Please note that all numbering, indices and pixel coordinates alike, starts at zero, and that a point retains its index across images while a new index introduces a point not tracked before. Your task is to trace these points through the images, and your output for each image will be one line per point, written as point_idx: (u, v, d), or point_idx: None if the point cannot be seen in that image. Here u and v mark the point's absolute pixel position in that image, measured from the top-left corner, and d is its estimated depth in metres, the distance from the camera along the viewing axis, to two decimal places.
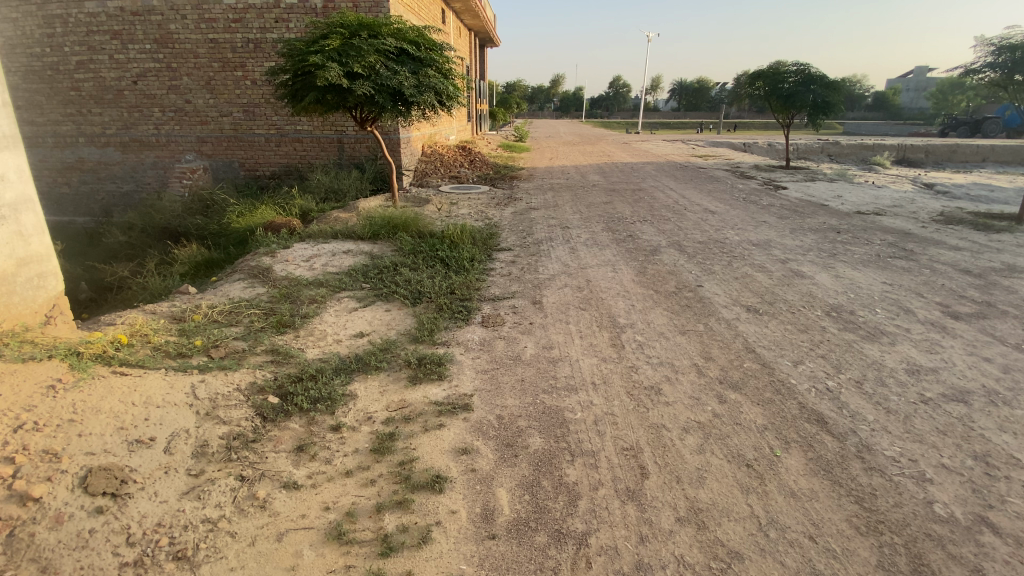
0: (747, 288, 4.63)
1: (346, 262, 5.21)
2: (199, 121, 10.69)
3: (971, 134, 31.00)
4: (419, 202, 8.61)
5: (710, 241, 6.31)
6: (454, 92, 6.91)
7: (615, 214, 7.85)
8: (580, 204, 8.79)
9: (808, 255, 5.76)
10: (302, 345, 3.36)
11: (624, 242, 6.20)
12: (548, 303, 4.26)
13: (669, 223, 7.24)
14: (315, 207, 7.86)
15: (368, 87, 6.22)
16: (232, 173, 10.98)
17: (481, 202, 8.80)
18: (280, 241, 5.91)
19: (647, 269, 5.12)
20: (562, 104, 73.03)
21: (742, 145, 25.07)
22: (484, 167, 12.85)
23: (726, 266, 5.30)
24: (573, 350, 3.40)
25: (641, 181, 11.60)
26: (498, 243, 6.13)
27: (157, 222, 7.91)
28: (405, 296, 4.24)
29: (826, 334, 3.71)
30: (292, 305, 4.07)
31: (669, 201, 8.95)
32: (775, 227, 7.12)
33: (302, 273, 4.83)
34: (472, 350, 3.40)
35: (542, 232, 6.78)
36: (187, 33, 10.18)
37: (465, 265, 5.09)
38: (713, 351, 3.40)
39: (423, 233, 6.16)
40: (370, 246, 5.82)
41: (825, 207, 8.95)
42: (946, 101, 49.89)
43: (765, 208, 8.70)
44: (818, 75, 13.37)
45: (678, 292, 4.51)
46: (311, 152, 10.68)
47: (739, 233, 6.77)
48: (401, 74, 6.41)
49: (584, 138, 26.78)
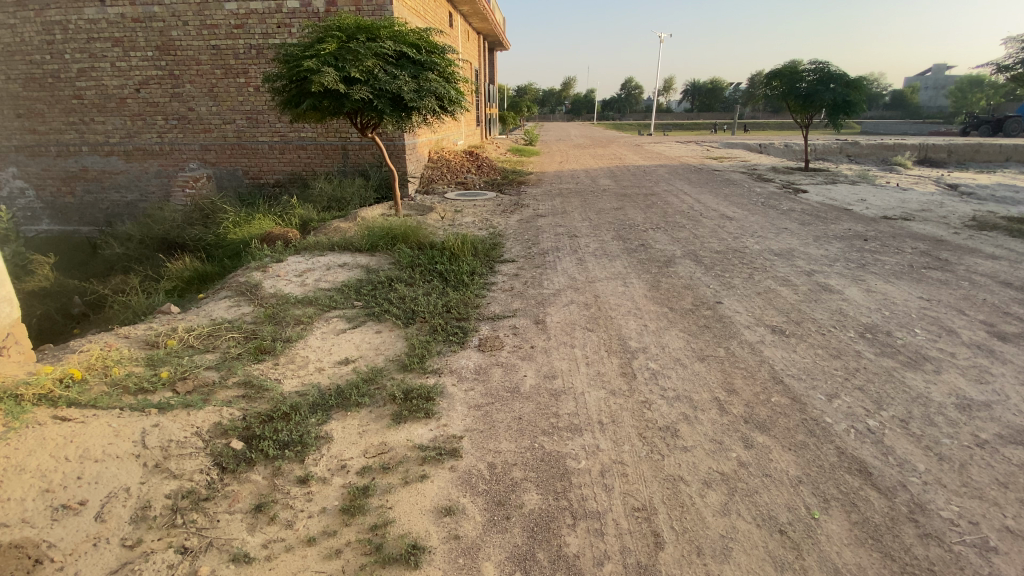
0: (770, 305, 4.25)
1: (340, 277, 4.92)
2: (202, 129, 10.55)
3: (993, 133, 29.98)
4: (422, 211, 8.32)
5: (727, 250, 5.93)
6: (457, 96, 6.60)
7: (626, 222, 7.49)
8: (590, 210, 8.43)
9: (835, 266, 5.35)
10: (279, 375, 3.06)
11: (636, 252, 5.85)
12: (553, 322, 3.92)
13: (683, 231, 6.86)
14: (315, 217, 7.62)
15: (365, 92, 5.95)
16: (236, 181, 10.81)
17: (487, 210, 8.49)
18: (274, 254, 5.64)
19: (660, 283, 4.76)
20: (574, 107, 72.73)
21: (758, 146, 24.50)
22: (493, 172, 12.55)
23: (746, 279, 4.91)
24: (578, 380, 3.05)
25: (653, 185, 11.21)
26: (501, 254, 5.80)
27: (155, 233, 7.73)
28: (398, 316, 3.92)
29: (861, 361, 3.32)
30: (276, 327, 3.78)
31: (683, 207, 8.57)
32: (797, 235, 6.71)
33: (292, 290, 4.55)
34: (466, 380, 3.07)
35: (549, 241, 6.44)
36: (189, 40, 10.04)
37: (465, 279, 4.77)
38: (736, 382, 3.03)
39: (423, 245, 5.85)
40: (367, 259, 5.53)
41: (848, 212, 8.50)
42: (967, 99, 48.59)
43: (785, 213, 8.27)
44: (838, 74, 12.87)
45: (695, 309, 4.15)
46: (314, 159, 10.46)
47: (758, 241, 6.38)
48: (400, 78, 6.12)
49: (596, 141, 26.41)
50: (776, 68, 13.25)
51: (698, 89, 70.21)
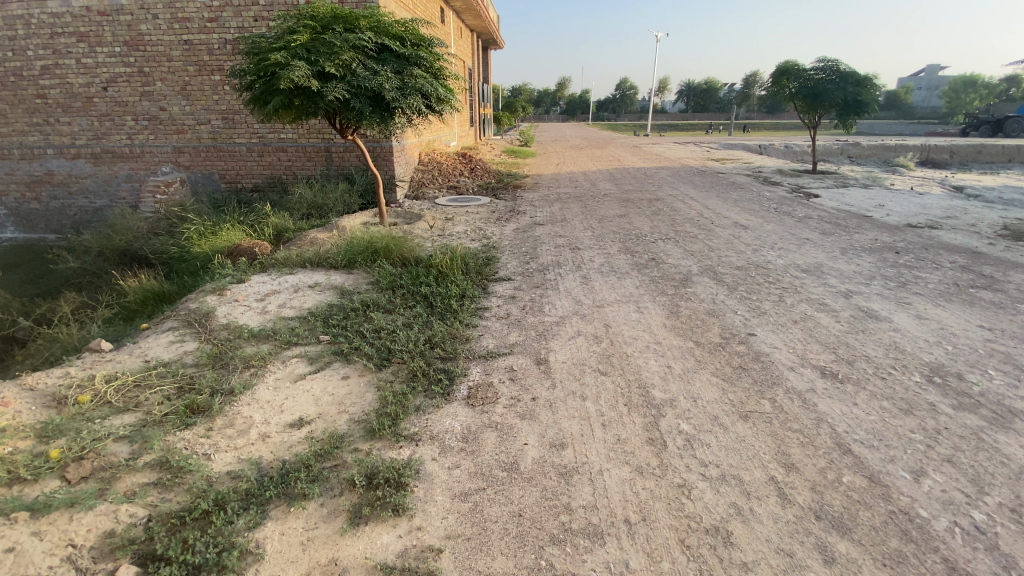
0: (811, 338, 3.62)
1: (308, 302, 4.24)
2: (175, 130, 9.83)
3: (993, 133, 29.53)
4: (410, 218, 7.65)
5: (749, 266, 5.31)
6: (447, 95, 5.91)
7: (632, 231, 6.85)
8: (591, 218, 7.78)
9: (873, 286, 4.73)
10: (209, 448, 2.40)
11: (646, 268, 5.21)
12: (559, 361, 3.26)
13: (696, 242, 6.22)
14: (291, 226, 6.94)
15: (342, 90, 5.27)
16: (212, 185, 10.11)
17: (480, 217, 7.84)
18: (236, 272, 4.96)
19: (679, 309, 4.12)
20: (568, 108, 72.23)
21: (758, 147, 23.93)
22: (487, 176, 11.89)
23: (777, 303, 4.27)
24: (594, 451, 2.39)
25: (656, 190, 10.58)
26: (495, 271, 5.14)
27: (114, 243, 7.04)
28: (371, 355, 3.24)
29: (940, 419, 2.70)
30: (220, 373, 3.11)
31: (691, 214, 7.94)
32: (822, 247, 6.08)
33: (249, 320, 3.87)
34: (449, 449, 2.41)
35: (548, 255, 5.78)
36: (159, 34, 9.32)
37: (453, 304, 4.09)
38: (794, 454, 2.39)
39: (407, 261, 5.17)
40: (342, 278, 4.85)
41: (868, 219, 7.92)
42: (962, 99, 48.39)
43: (802, 221, 7.65)
44: (849, 72, 12.26)
45: (724, 344, 3.51)
46: (295, 162, 9.76)
47: (780, 254, 5.76)
48: (382, 74, 5.43)
49: (593, 142, 25.79)
50: (784, 67, 12.71)
51: (694, 89, 69.78)
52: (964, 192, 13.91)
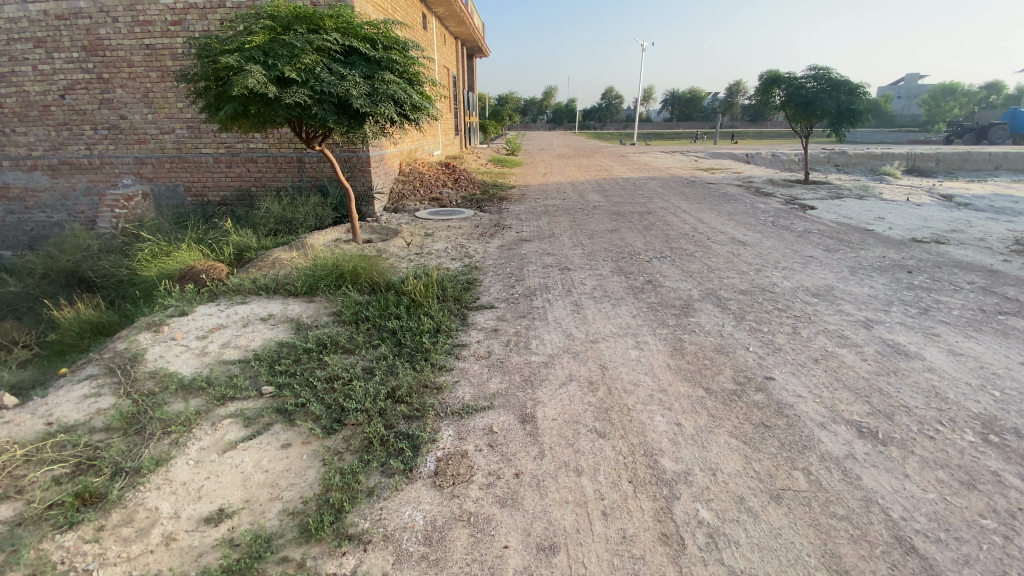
0: (838, 383, 3.14)
1: (257, 340, 3.68)
2: (137, 140, 9.18)
3: (977, 141, 29.80)
4: (386, 235, 7.10)
5: (755, 289, 4.85)
6: (422, 102, 5.37)
7: (625, 249, 6.36)
8: (581, 233, 7.30)
9: (893, 314, 4.28)
10: (91, 563, 1.90)
11: (643, 292, 4.71)
12: (547, 417, 2.73)
13: (694, 261, 5.76)
14: (255, 244, 6.37)
15: (303, 96, 4.71)
16: (177, 199, 9.44)
17: (462, 232, 7.32)
18: (182, 302, 4.37)
19: (683, 344, 3.61)
20: (555, 116, 72.26)
21: (746, 156, 23.77)
22: (471, 187, 11.38)
23: (793, 336, 3.79)
24: (593, 558, 1.87)
25: (647, 201, 10.15)
26: (476, 297, 4.61)
27: (60, 264, 6.40)
28: (320, 414, 2.69)
29: (1011, 496, 2.21)
30: (135, 442, 2.56)
31: (686, 229, 7.50)
32: (829, 267, 5.64)
33: (185, 365, 3.32)
34: (407, 557, 1.87)
35: (534, 277, 5.26)
36: (119, 38, 8.70)
37: (425, 341, 3.55)
38: (845, 556, 1.89)
39: (377, 286, 4.63)
40: (302, 307, 4.29)
41: (871, 233, 7.53)
42: (941, 108, 49.13)
43: (803, 236, 7.24)
44: (841, 81, 11.99)
45: (739, 391, 3.01)
46: (266, 173, 9.16)
47: (786, 275, 5.31)
48: (349, 79, 4.87)
49: (580, 150, 25.46)
50: (774, 76, 12.44)
51: (679, 99, 70.24)
52: (955, 202, 13.70)
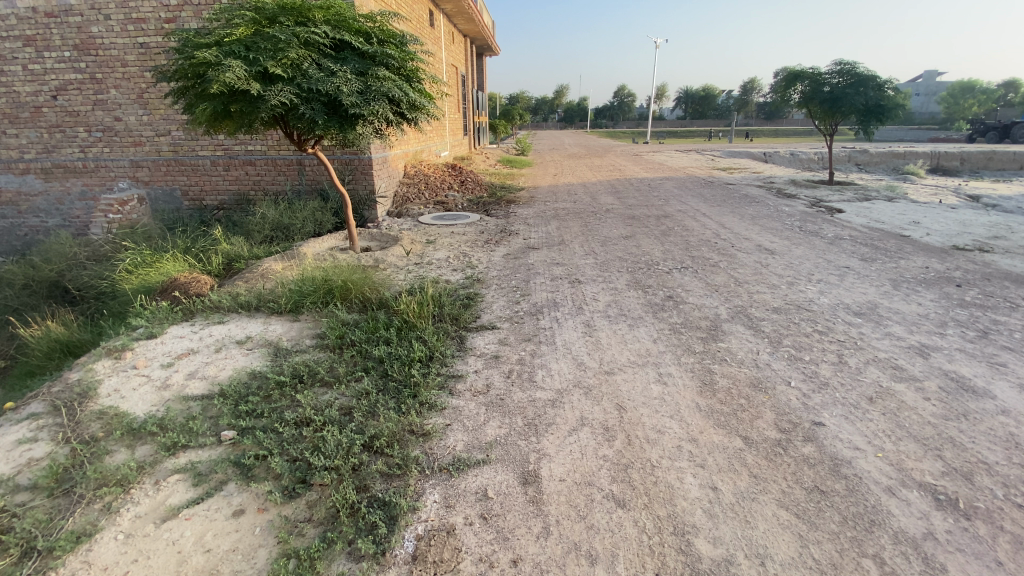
0: (900, 431, 2.64)
1: (227, 369, 3.25)
2: (132, 143, 8.86)
3: (1003, 139, 28.77)
4: (386, 242, 6.68)
5: (789, 306, 4.35)
6: (421, 101, 4.92)
7: (642, 258, 5.87)
8: (593, 239, 6.83)
9: (951, 338, 3.76)
10: None
11: (664, 311, 4.22)
12: (554, 477, 2.27)
13: (719, 273, 5.25)
14: (245, 253, 5.97)
15: (287, 94, 4.27)
16: (173, 203, 9.08)
17: (467, 239, 6.89)
18: (154, 321, 3.98)
19: (713, 378, 3.12)
20: (567, 115, 71.66)
21: (762, 155, 23.05)
22: (478, 189, 10.95)
23: (839, 368, 3.30)
24: None
25: (663, 204, 9.64)
26: (477, 315, 4.16)
27: (42, 274, 6.12)
28: (281, 472, 2.25)
29: None
30: (61, 508, 2.15)
31: (707, 235, 6.99)
32: (868, 280, 5.11)
33: (141, 402, 2.92)
34: None
35: (543, 291, 4.79)
36: (112, 37, 8.38)
37: (416, 372, 3.09)
38: None
39: (369, 304, 4.20)
40: (284, 328, 3.86)
41: (906, 240, 6.97)
42: (963, 105, 47.79)
43: (834, 243, 6.69)
44: (869, 76, 11.37)
45: (784, 442, 2.53)
46: (264, 176, 8.79)
47: (822, 289, 4.80)
48: (339, 75, 4.44)
49: (592, 150, 24.97)
50: (797, 71, 11.81)
51: (692, 97, 69.34)
52: (984, 202, 13.01)
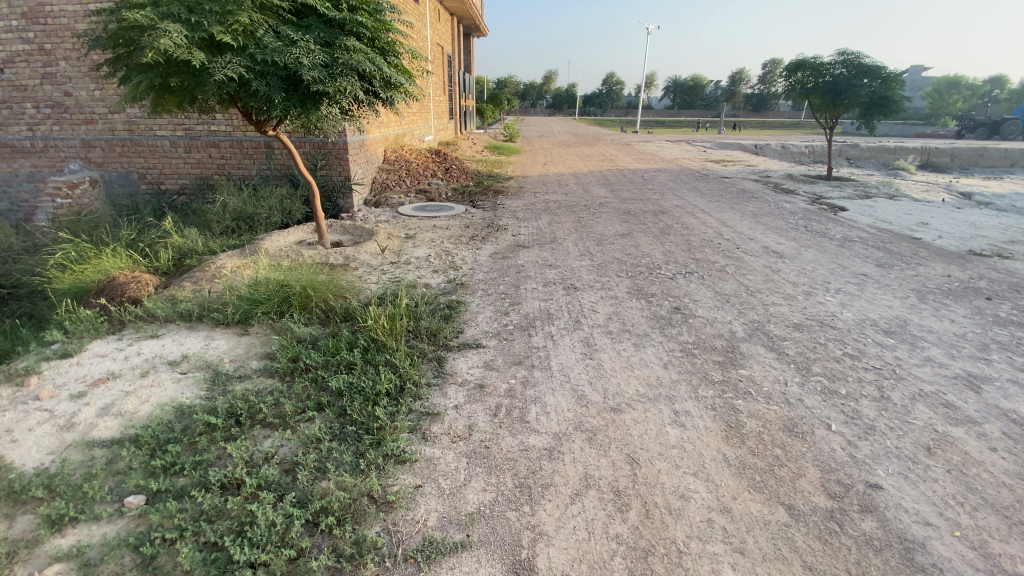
0: (973, 498, 2.17)
1: (150, 403, 2.67)
2: (83, 120, 8.03)
3: (989, 136, 28.75)
4: (360, 236, 6.07)
5: (812, 322, 3.87)
6: (396, 78, 4.30)
7: (641, 260, 5.35)
8: (588, 237, 6.30)
9: (1000, 365, 3.31)
10: None
11: (672, 327, 3.70)
12: (553, 572, 1.75)
13: (727, 280, 4.74)
14: (200, 247, 5.32)
15: (237, 66, 3.62)
16: (130, 187, 8.31)
17: (450, 234, 6.31)
18: (77, 334, 3.35)
19: (741, 421, 2.60)
20: (555, 102, 70.65)
21: (754, 147, 22.66)
22: (463, 177, 10.32)
23: (882, 405, 2.82)
24: None
25: (659, 198, 9.15)
26: (460, 329, 3.61)
27: None
28: (191, 567, 1.71)
29: None
30: None
31: (709, 234, 6.49)
32: (890, 290, 4.65)
33: (33, 450, 2.32)
34: None
35: (534, 300, 4.24)
36: (60, 2, 7.49)
37: (379, 411, 2.53)
38: None
39: (333, 315, 3.62)
40: (229, 346, 3.28)
41: (918, 243, 6.56)
42: (949, 101, 48.01)
43: (845, 245, 6.23)
44: (873, 67, 10.92)
45: (838, 515, 2.05)
46: (230, 159, 8.07)
47: (843, 301, 4.34)
48: (300, 44, 3.80)
49: (582, 138, 24.38)
50: (799, 60, 11.35)
51: (681, 86, 68.82)
52: (975, 200, 12.82)
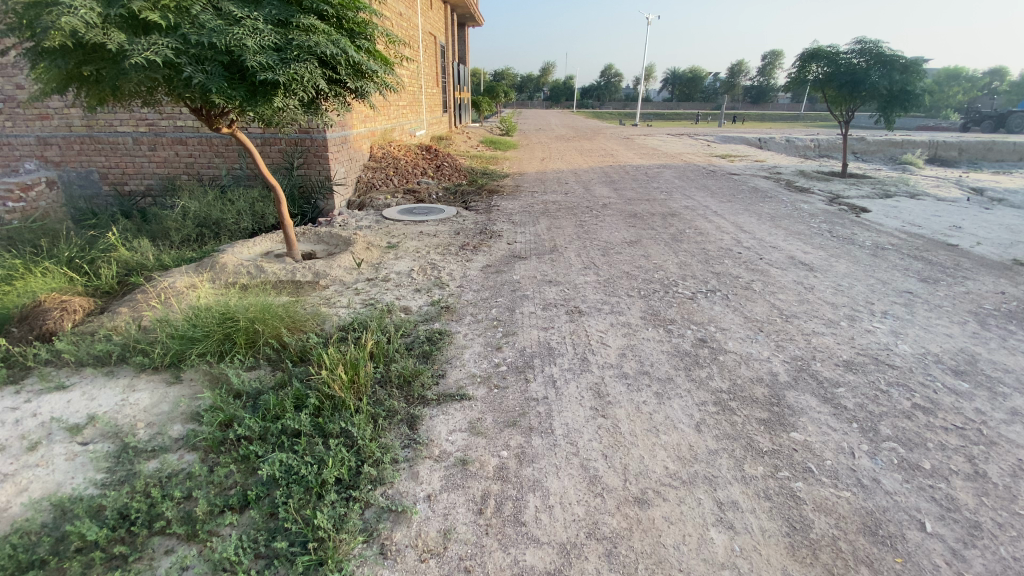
0: None
1: (25, 498, 2.04)
2: (36, 116, 7.28)
3: (994, 128, 28.07)
4: (336, 246, 5.41)
5: (865, 359, 3.23)
6: (366, 64, 3.64)
7: (654, 275, 4.70)
8: (592, 245, 5.64)
9: None
10: None
11: (700, 367, 3.05)
12: None
13: (756, 301, 4.10)
14: (150, 262, 4.66)
15: (166, 49, 2.94)
16: (90, 188, 7.57)
17: (438, 243, 5.65)
18: None
19: (807, 519, 1.97)
20: (552, 94, 69.62)
21: (757, 141, 21.96)
22: (456, 175, 9.64)
23: (983, 487, 2.18)
24: None
25: (666, 198, 8.49)
26: (442, 371, 2.97)
27: None
28: None
29: None
30: None
31: (727, 242, 5.83)
32: (944, 313, 4.01)
33: None
34: None
35: (532, 329, 3.58)
36: None
37: (321, 511, 1.90)
38: None
39: (285, 356, 2.98)
40: (152, 402, 2.64)
41: (955, 250, 5.93)
42: (950, 93, 47.28)
43: (878, 254, 5.58)
44: (892, 56, 10.23)
45: None
46: (199, 157, 7.38)
47: (895, 329, 3.69)
48: (245, 23, 3.13)
49: (580, 132, 23.68)
50: (813, 49, 10.70)
51: (680, 78, 67.87)
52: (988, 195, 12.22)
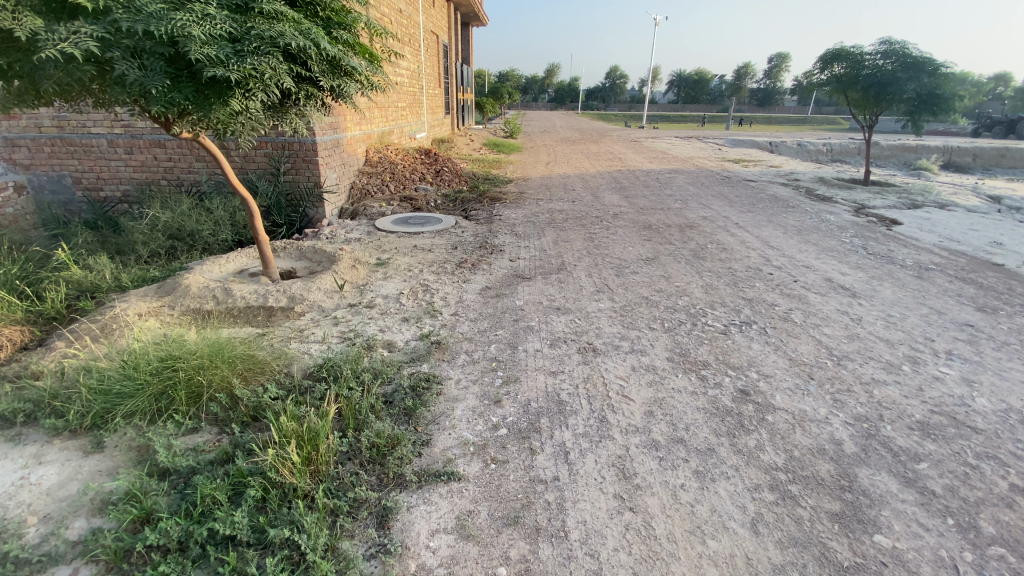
0: None
1: None
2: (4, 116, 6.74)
3: (1007, 133, 27.38)
4: (320, 263, 4.86)
5: (943, 419, 2.65)
6: (343, 59, 3.09)
7: (678, 301, 4.12)
8: (605, 264, 5.07)
9: None
10: None
11: (745, 432, 2.47)
12: None
13: (799, 338, 3.52)
14: (106, 283, 4.11)
15: (90, 36, 2.38)
16: (63, 194, 7.04)
17: (433, 259, 5.09)
18: None
19: None
20: (557, 96, 69.05)
21: (767, 145, 21.32)
22: (456, 180, 9.09)
23: None
24: None
25: (681, 207, 7.91)
26: (428, 436, 2.40)
27: None
28: None
29: None
30: None
31: (754, 261, 5.25)
32: (1018, 353, 3.43)
33: None
34: None
35: (540, 374, 3.01)
36: None
37: None
38: None
39: (233, 417, 2.41)
40: (55, 482, 2.07)
41: (1005, 270, 5.33)
42: None
43: (923, 276, 4.99)
44: (920, 58, 9.63)
45: None
46: (179, 162, 6.85)
47: (967, 375, 3.11)
48: (192, 7, 2.57)
49: (585, 134, 23.11)
50: (835, 49, 10.13)
51: (686, 80, 67.17)
52: (1007, 203, 11.68)
